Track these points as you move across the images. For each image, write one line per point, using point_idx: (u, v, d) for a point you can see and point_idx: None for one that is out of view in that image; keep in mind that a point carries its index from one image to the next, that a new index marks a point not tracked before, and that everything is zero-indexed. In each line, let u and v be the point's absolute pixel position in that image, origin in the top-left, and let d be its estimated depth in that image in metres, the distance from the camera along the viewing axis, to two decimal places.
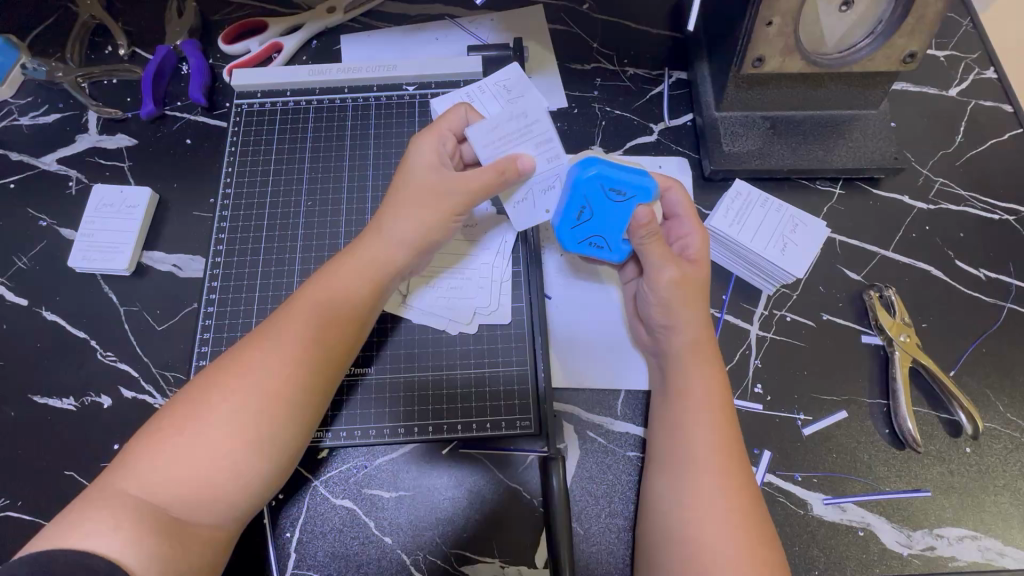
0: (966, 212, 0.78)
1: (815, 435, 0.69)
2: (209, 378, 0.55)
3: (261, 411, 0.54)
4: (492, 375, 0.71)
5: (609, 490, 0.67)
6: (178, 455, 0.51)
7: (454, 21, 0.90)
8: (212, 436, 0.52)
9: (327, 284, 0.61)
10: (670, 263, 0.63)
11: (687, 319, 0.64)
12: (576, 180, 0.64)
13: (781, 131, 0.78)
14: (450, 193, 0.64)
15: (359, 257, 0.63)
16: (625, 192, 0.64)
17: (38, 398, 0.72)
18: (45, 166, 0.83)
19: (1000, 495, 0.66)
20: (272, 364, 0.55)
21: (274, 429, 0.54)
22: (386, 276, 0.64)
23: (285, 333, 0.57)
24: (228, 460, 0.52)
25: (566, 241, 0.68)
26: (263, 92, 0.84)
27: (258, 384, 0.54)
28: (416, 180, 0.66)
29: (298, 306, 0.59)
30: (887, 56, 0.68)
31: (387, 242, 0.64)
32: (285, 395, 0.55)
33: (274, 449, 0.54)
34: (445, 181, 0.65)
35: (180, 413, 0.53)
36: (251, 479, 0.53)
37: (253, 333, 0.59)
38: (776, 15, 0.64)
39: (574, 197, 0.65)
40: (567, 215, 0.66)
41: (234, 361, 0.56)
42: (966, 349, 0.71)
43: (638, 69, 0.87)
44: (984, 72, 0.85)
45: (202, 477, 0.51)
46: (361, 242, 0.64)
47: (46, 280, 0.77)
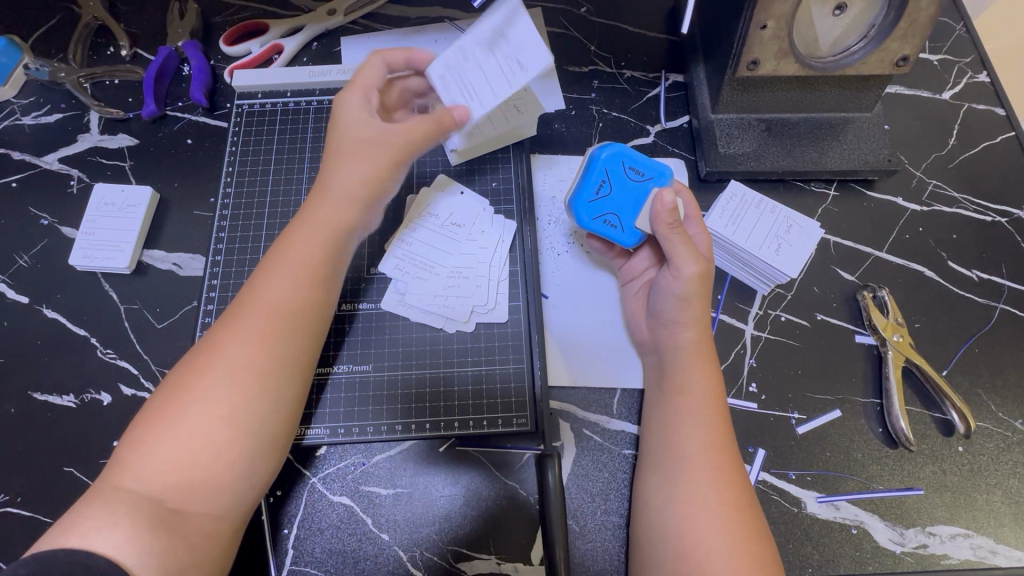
0: (959, 214, 0.78)
1: (809, 434, 0.69)
2: (187, 362, 0.57)
3: (234, 384, 0.55)
4: (488, 373, 0.71)
5: (604, 488, 0.67)
6: (163, 443, 0.52)
7: (453, 24, 0.91)
8: (188, 419, 0.53)
9: (289, 255, 0.62)
10: (693, 253, 0.64)
11: (680, 315, 0.65)
12: (596, 159, 0.70)
13: (776, 133, 0.78)
14: (384, 139, 0.65)
15: (314, 222, 0.63)
16: (642, 174, 0.70)
17: (39, 395, 0.72)
18: (47, 165, 0.83)
19: (992, 494, 0.66)
20: (244, 339, 0.57)
21: (252, 401, 0.55)
22: (343, 232, 0.64)
23: (254, 311, 0.58)
24: (211, 438, 0.53)
25: (582, 213, 0.70)
26: (264, 93, 0.85)
27: (231, 359, 0.56)
28: (352, 138, 0.66)
29: (265, 283, 0.60)
30: (881, 59, 0.69)
31: (334, 203, 0.64)
32: (259, 367, 0.56)
33: (256, 425, 0.55)
34: (377, 129, 0.66)
35: (162, 399, 0.55)
36: (241, 458, 0.54)
37: (226, 313, 0.60)
38: (771, 19, 0.65)
39: (596, 171, 0.70)
40: (586, 189, 0.70)
41: (208, 345, 0.57)
42: (958, 349, 0.72)
43: (636, 71, 0.88)
44: (977, 76, 0.86)
45: (188, 458, 0.52)
46: (314, 206, 0.65)
47: (47, 278, 0.78)
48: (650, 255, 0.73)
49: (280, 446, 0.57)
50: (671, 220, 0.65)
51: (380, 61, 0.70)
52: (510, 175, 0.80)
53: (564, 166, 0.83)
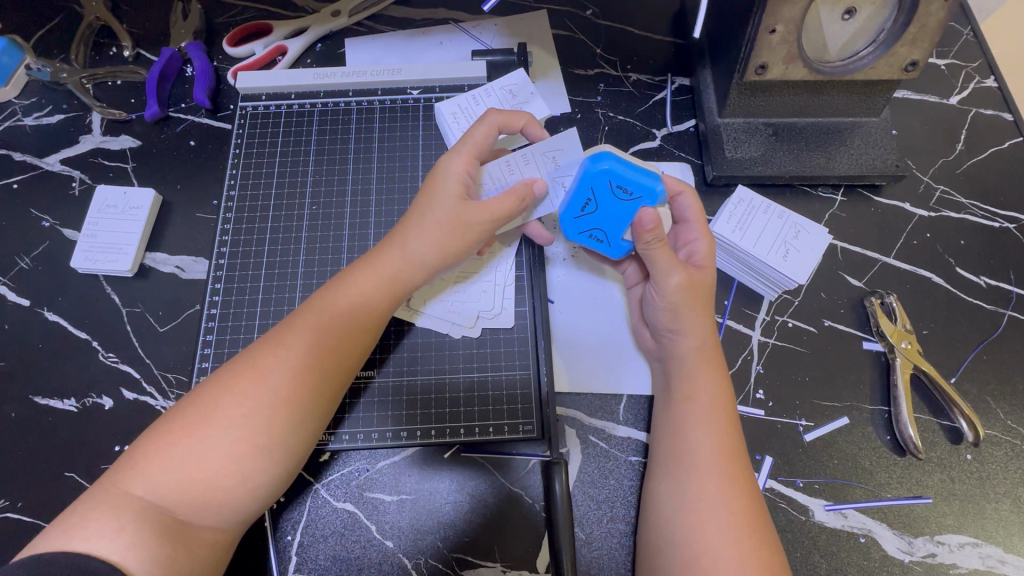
0: (967, 220, 0.78)
1: (816, 441, 0.69)
2: (221, 379, 0.55)
3: (273, 417, 0.54)
4: (493, 379, 0.71)
5: (611, 496, 0.67)
6: (186, 459, 0.51)
7: (458, 26, 0.91)
8: (217, 441, 0.52)
9: (343, 293, 0.61)
10: (675, 263, 0.63)
11: (691, 322, 0.64)
12: (585, 173, 0.63)
13: (784, 138, 0.78)
14: (474, 221, 0.64)
15: (376, 266, 0.63)
16: (632, 191, 0.62)
17: (40, 399, 0.72)
18: (49, 166, 0.83)
19: (1000, 503, 0.66)
20: (288, 371, 0.56)
21: (287, 434, 0.54)
22: (403, 288, 0.64)
23: (299, 342, 0.57)
24: (238, 465, 0.52)
25: (568, 229, 0.68)
26: (267, 95, 0.85)
27: (272, 388, 0.54)
28: (442, 203, 0.64)
29: (315, 316, 0.59)
30: (889, 64, 0.69)
31: (409, 259, 0.63)
32: (298, 402, 0.55)
33: (283, 455, 0.54)
34: (470, 208, 0.64)
35: (191, 414, 0.53)
36: (259, 483, 0.53)
37: (266, 336, 0.59)
38: (780, 23, 0.64)
39: (582, 186, 0.64)
40: (572, 206, 0.66)
41: (247, 365, 0.56)
42: (966, 356, 0.72)
43: (642, 75, 0.88)
44: (984, 81, 0.86)
45: (209, 479, 0.51)
46: (380, 254, 0.64)
47: (48, 280, 0.77)
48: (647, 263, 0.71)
49: (296, 469, 0.57)
50: (652, 238, 0.62)
51: (498, 122, 0.67)
52: None
53: None
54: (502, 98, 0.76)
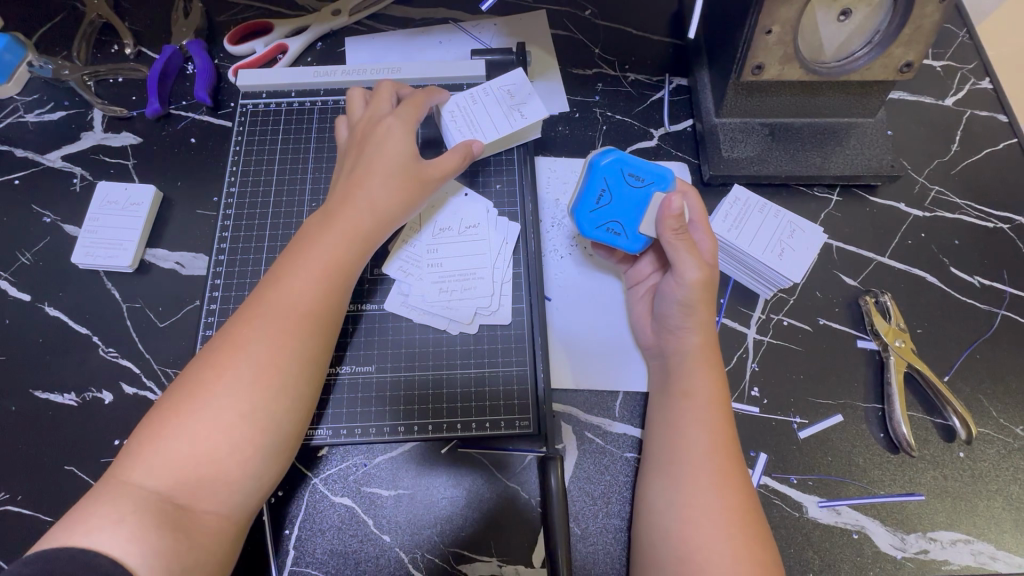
0: (961, 220, 0.79)
1: (810, 438, 0.69)
2: (204, 358, 0.56)
3: (257, 384, 0.55)
4: (491, 376, 0.71)
5: (606, 491, 0.67)
6: (180, 437, 0.52)
7: (457, 25, 0.92)
8: (207, 415, 0.53)
9: (312, 254, 0.62)
10: (696, 259, 0.63)
11: (696, 318, 0.64)
12: (595, 166, 0.69)
13: (780, 137, 0.79)
14: (428, 175, 0.69)
15: (342, 228, 0.63)
16: (643, 178, 0.68)
17: (40, 393, 0.72)
18: (50, 162, 0.83)
19: (993, 500, 0.66)
20: (265, 338, 0.56)
21: (271, 399, 0.55)
22: (371, 238, 0.65)
23: (275, 308, 0.58)
24: (225, 438, 0.53)
25: (584, 223, 0.69)
26: (268, 93, 0.85)
27: (252, 356, 0.55)
28: (393, 156, 0.67)
29: (287, 281, 0.60)
30: (885, 65, 0.70)
31: (367, 210, 0.65)
32: (279, 366, 0.56)
33: (277, 425, 0.55)
34: (423, 166, 0.69)
35: (178, 396, 0.54)
36: (252, 455, 0.54)
37: (243, 309, 0.59)
38: (775, 24, 0.65)
39: (595, 178, 0.69)
40: (587, 198, 0.69)
41: (227, 340, 0.57)
42: (959, 354, 0.72)
43: (640, 74, 0.88)
44: (980, 82, 0.87)
45: (202, 456, 0.52)
46: (343, 211, 0.64)
47: (49, 276, 0.78)
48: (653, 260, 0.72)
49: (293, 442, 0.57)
50: (676, 223, 0.63)
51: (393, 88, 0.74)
52: (513, 177, 0.80)
53: (568, 169, 0.83)
54: (501, 99, 0.76)
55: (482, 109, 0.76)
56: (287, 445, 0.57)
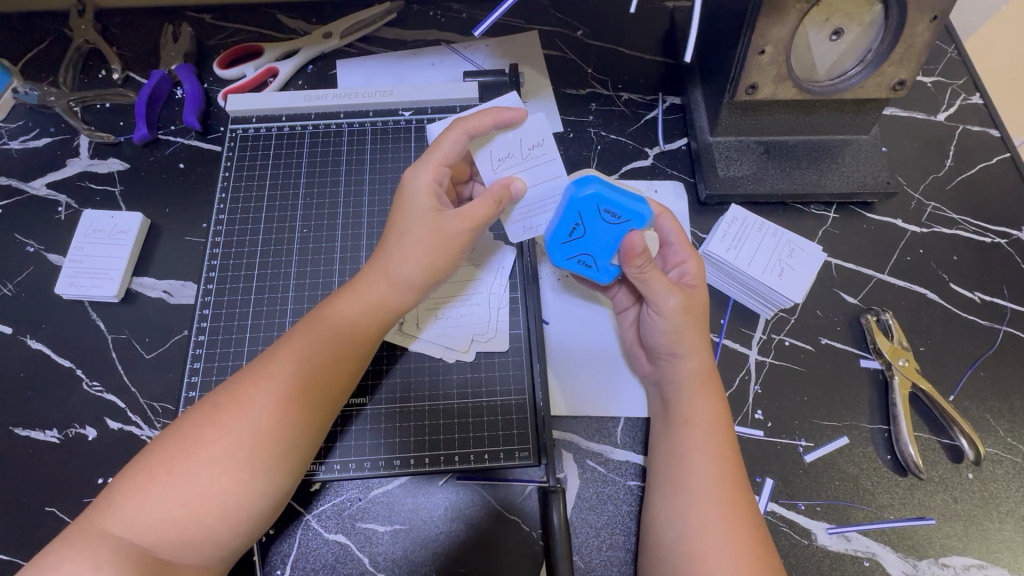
0: (958, 235, 0.78)
1: (817, 462, 0.68)
2: (201, 414, 0.54)
3: (256, 451, 0.52)
4: (486, 404, 0.69)
5: (610, 523, 0.65)
6: (167, 495, 0.50)
7: (449, 47, 0.91)
8: (201, 474, 0.51)
9: (330, 319, 0.60)
10: (669, 286, 0.63)
11: (692, 346, 0.63)
12: (569, 199, 0.64)
13: (775, 156, 0.78)
14: (455, 232, 0.62)
15: (360, 292, 0.62)
16: (619, 214, 0.64)
17: (20, 430, 0.70)
18: (34, 191, 0.82)
19: (1004, 523, 0.65)
20: (272, 402, 0.54)
21: (269, 468, 0.53)
22: (395, 309, 0.62)
23: (287, 371, 0.56)
24: (217, 499, 0.50)
25: (557, 255, 0.68)
26: (258, 118, 0.84)
27: (255, 420, 0.53)
28: (416, 220, 0.63)
29: (303, 344, 0.58)
30: (878, 84, 0.70)
31: (392, 276, 0.62)
32: (281, 433, 0.53)
33: (270, 488, 0.53)
34: (448, 220, 0.62)
35: (171, 450, 0.52)
36: (241, 517, 0.51)
37: (250, 367, 0.57)
38: (769, 44, 0.65)
39: (569, 211, 0.65)
40: (559, 230, 0.66)
41: (231, 396, 0.54)
42: (963, 372, 0.71)
43: (633, 94, 0.88)
44: (970, 98, 0.87)
45: (190, 518, 0.50)
46: (364, 281, 0.63)
47: (32, 307, 0.75)
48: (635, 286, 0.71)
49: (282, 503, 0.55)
50: (642, 263, 0.62)
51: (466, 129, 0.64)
52: None
53: None
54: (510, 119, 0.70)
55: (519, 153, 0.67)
56: (277, 506, 0.54)
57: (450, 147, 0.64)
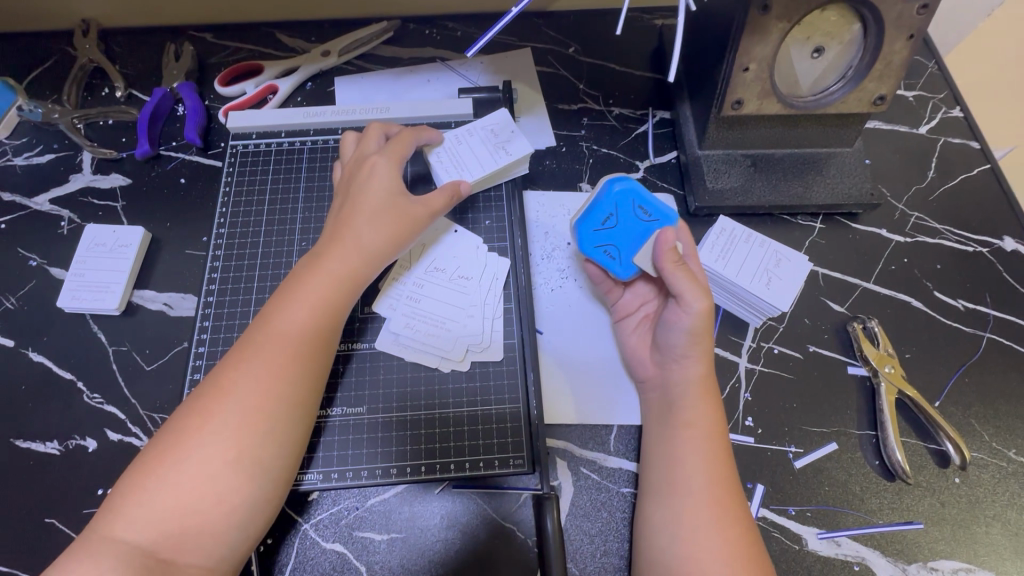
0: (942, 244, 0.80)
1: (807, 468, 0.69)
2: (186, 409, 0.55)
3: (243, 431, 0.54)
4: (484, 413, 0.70)
5: (604, 529, 0.66)
6: (162, 490, 0.51)
7: (445, 64, 0.94)
8: (192, 464, 0.52)
9: (301, 295, 0.61)
10: (700, 289, 0.63)
11: (700, 352, 0.64)
12: (607, 192, 0.70)
13: (762, 168, 0.81)
14: (415, 212, 0.68)
15: (326, 268, 0.63)
16: (651, 213, 0.69)
17: (21, 442, 0.70)
18: (37, 206, 0.83)
19: (991, 526, 0.66)
20: (253, 381, 0.56)
21: (259, 446, 0.54)
22: (360, 279, 0.65)
23: (264, 351, 0.58)
24: (211, 485, 0.52)
25: (584, 241, 0.71)
26: (258, 134, 0.86)
27: (238, 401, 0.55)
28: (378, 199, 0.67)
29: (278, 323, 0.60)
30: (859, 99, 0.72)
31: (358, 254, 0.65)
32: (266, 409, 0.55)
33: (264, 469, 0.55)
34: (409, 203, 0.69)
35: (161, 446, 0.53)
36: (237, 503, 0.53)
37: (230, 355, 0.59)
38: (753, 62, 0.68)
39: (605, 202, 0.70)
40: (592, 218, 0.71)
41: (213, 386, 0.56)
42: (949, 378, 0.73)
43: (623, 109, 0.91)
44: (951, 111, 0.90)
45: (186, 508, 0.51)
46: (331, 256, 0.64)
47: (34, 321, 0.77)
48: (648, 291, 0.73)
49: (278, 492, 0.56)
50: (672, 255, 0.64)
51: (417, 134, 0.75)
52: (503, 213, 0.81)
53: (555, 203, 0.84)
54: (484, 137, 0.78)
55: (468, 149, 0.77)
56: (274, 492, 0.56)
57: (409, 143, 0.73)
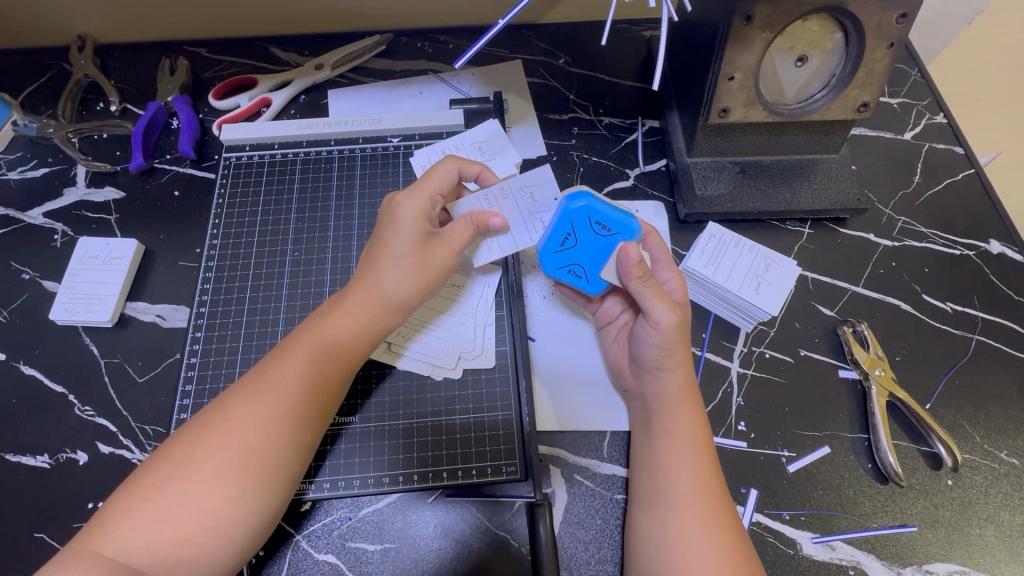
0: (928, 248, 0.81)
1: (800, 472, 0.69)
2: (190, 435, 0.55)
3: (247, 468, 0.54)
4: (476, 421, 0.70)
5: (598, 536, 0.66)
6: (157, 514, 0.51)
7: (437, 76, 0.95)
8: (192, 493, 0.52)
9: (322, 336, 0.61)
10: (668, 303, 0.64)
11: (676, 363, 0.65)
12: (563, 210, 0.67)
13: (750, 175, 0.82)
14: (440, 258, 0.65)
15: (345, 311, 0.63)
16: (609, 226, 0.67)
17: (11, 456, 0.70)
18: (31, 220, 0.84)
19: (984, 528, 0.66)
20: (260, 420, 0.55)
21: (259, 485, 0.54)
22: (381, 326, 0.64)
23: (277, 388, 0.57)
24: (207, 519, 0.52)
25: (547, 264, 0.70)
26: (251, 146, 0.87)
27: (245, 439, 0.54)
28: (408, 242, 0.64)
29: (295, 361, 0.59)
30: (843, 105, 0.73)
31: (377, 295, 0.63)
32: (272, 450, 0.55)
33: (261, 505, 0.54)
34: (435, 247, 0.65)
35: (161, 468, 0.53)
36: (233, 536, 0.53)
37: (241, 382, 0.58)
38: (737, 71, 0.69)
39: (562, 222, 0.68)
40: (553, 239, 0.69)
41: (221, 415, 0.56)
42: (939, 380, 0.73)
43: (613, 118, 0.92)
44: (935, 117, 0.92)
45: (180, 534, 0.51)
46: (352, 298, 0.64)
47: (26, 334, 0.76)
48: (620, 300, 0.73)
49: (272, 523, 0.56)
50: (640, 274, 0.64)
51: (455, 166, 0.71)
52: None
53: None
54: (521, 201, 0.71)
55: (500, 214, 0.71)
56: (268, 523, 0.56)
57: (444, 178, 0.69)
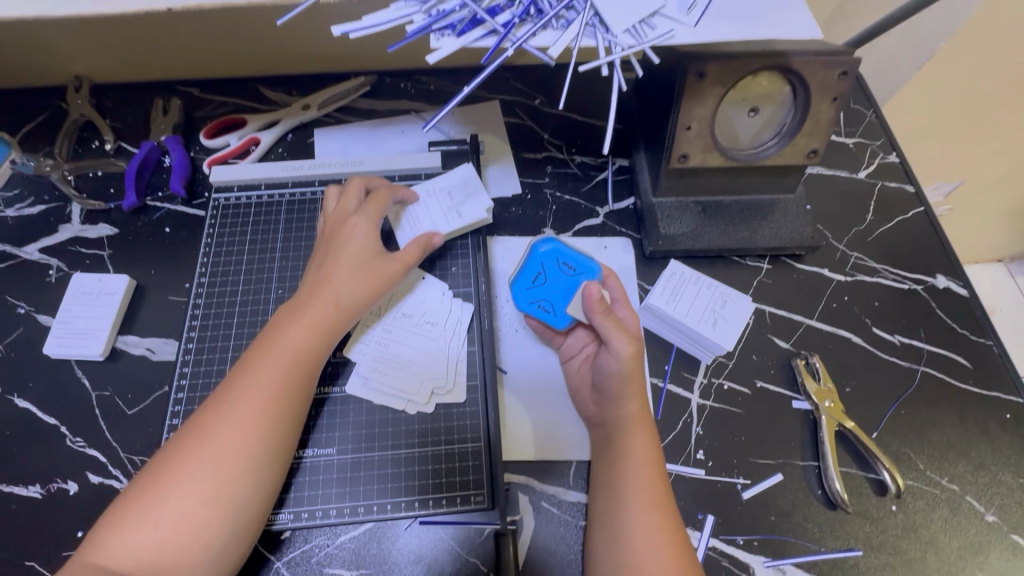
0: (879, 283, 0.87)
1: (754, 498, 0.73)
2: (170, 450, 0.60)
3: (222, 471, 0.59)
4: (447, 451, 0.74)
5: (562, 561, 0.70)
6: (144, 524, 0.56)
7: (418, 116, 1.00)
8: (173, 501, 0.57)
9: (284, 344, 0.67)
10: (626, 335, 0.69)
11: (631, 394, 0.69)
12: (535, 252, 0.76)
13: (711, 215, 0.87)
14: (388, 266, 0.75)
15: (306, 320, 0.69)
16: (574, 267, 0.75)
17: (4, 486, 0.73)
18: (27, 255, 0.87)
19: (924, 552, 0.70)
20: (232, 425, 0.61)
21: (235, 485, 0.59)
22: (339, 327, 0.71)
23: (246, 395, 0.62)
24: (189, 523, 0.56)
25: (519, 298, 0.76)
26: (240, 186, 0.91)
27: (218, 444, 0.60)
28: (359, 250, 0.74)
29: (261, 370, 0.64)
30: (793, 152, 0.79)
31: (338, 304, 0.70)
32: (245, 450, 0.60)
33: (239, 508, 0.59)
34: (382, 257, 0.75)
35: (145, 483, 0.58)
36: (212, 536, 0.57)
37: (213, 396, 0.64)
38: (693, 121, 0.74)
39: (533, 261, 0.76)
40: (524, 276, 0.76)
41: (196, 429, 0.61)
42: (886, 410, 0.78)
43: (585, 157, 0.97)
44: (887, 157, 0.97)
45: (166, 540, 0.56)
46: (311, 308, 0.69)
47: (21, 367, 0.80)
48: (585, 334, 0.78)
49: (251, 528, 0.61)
50: (601, 307, 0.69)
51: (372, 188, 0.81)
52: (468, 260, 0.86)
53: (520, 247, 0.89)
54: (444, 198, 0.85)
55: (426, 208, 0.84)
56: (247, 526, 0.60)
57: (383, 198, 0.80)
